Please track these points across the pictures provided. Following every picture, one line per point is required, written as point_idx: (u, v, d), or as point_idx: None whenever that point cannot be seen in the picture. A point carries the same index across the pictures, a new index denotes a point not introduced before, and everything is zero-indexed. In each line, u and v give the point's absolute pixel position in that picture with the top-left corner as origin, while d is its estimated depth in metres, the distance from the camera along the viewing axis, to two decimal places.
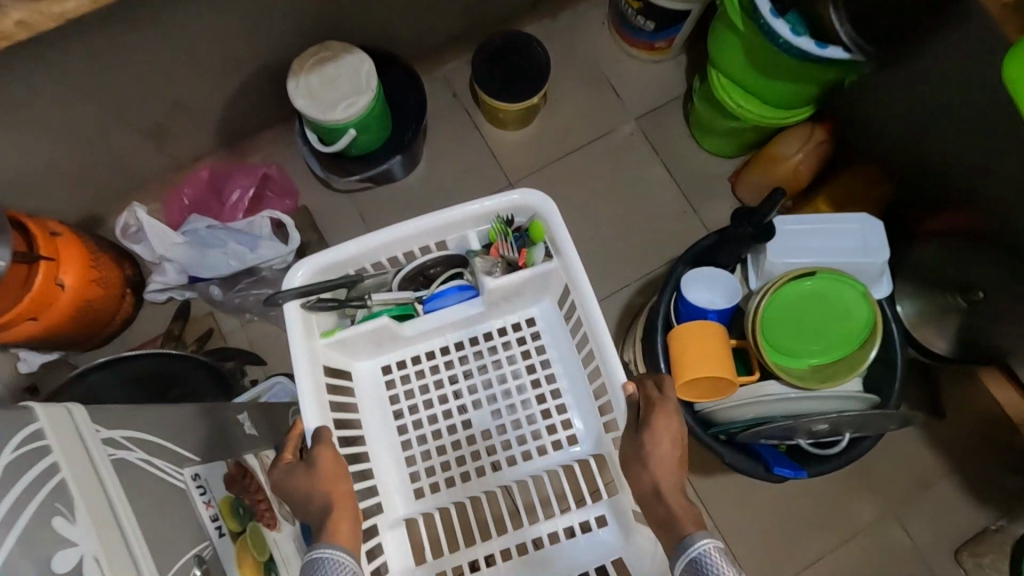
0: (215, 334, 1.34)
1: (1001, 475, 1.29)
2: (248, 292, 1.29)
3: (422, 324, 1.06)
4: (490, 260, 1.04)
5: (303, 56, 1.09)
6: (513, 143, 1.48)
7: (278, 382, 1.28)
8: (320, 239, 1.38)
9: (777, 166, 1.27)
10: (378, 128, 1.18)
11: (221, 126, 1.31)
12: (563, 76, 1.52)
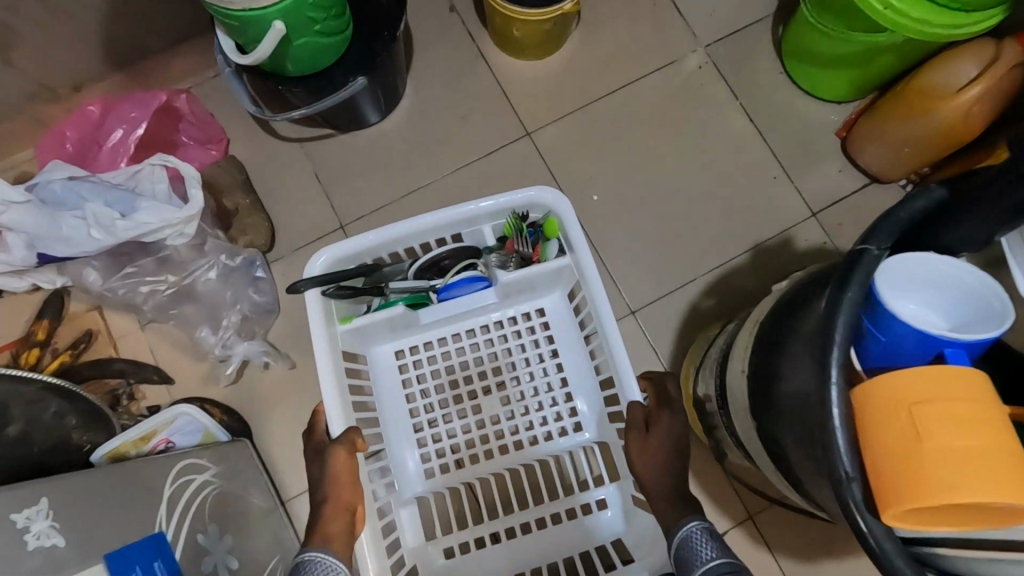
0: (101, 339, 0.94)
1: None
2: (140, 282, 0.87)
3: (438, 313, 0.81)
4: (507, 254, 0.80)
5: None
6: (532, 76, 1.05)
7: (188, 414, 0.85)
8: (253, 204, 0.96)
9: (937, 105, 0.84)
10: (327, 32, 0.76)
11: (106, 35, 0.90)
12: None
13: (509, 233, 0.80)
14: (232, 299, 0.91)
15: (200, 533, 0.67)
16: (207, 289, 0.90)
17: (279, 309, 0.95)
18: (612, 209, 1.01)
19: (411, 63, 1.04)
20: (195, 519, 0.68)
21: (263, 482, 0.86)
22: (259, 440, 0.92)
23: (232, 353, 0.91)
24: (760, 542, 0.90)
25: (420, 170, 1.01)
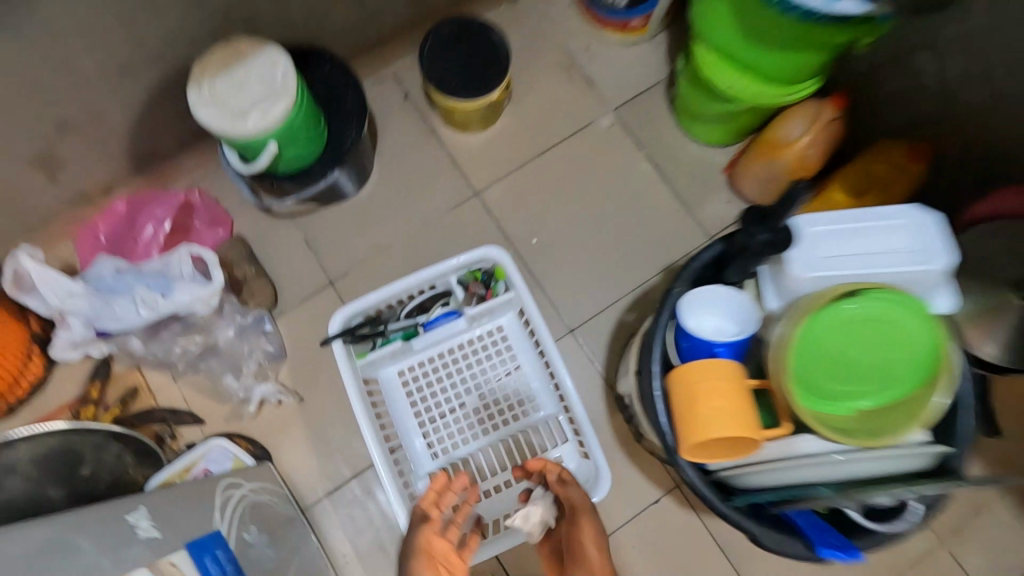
0: (142, 393, 1.15)
1: None
2: (174, 342, 1.09)
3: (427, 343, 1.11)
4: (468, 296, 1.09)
5: (205, 59, 0.90)
6: (477, 145, 1.29)
7: (219, 446, 1.09)
8: (258, 271, 1.18)
9: (781, 151, 1.09)
10: (309, 137, 0.99)
11: (130, 149, 1.12)
12: (529, 65, 1.32)
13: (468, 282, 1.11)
14: (248, 350, 1.14)
15: (244, 529, 0.89)
16: (227, 344, 1.12)
17: (286, 355, 1.17)
18: (548, 248, 1.25)
19: (376, 144, 1.28)
20: (240, 520, 0.89)
21: (286, 494, 1.08)
22: (279, 462, 1.14)
23: (250, 394, 1.13)
24: (686, 504, 1.13)
25: (391, 230, 1.25)
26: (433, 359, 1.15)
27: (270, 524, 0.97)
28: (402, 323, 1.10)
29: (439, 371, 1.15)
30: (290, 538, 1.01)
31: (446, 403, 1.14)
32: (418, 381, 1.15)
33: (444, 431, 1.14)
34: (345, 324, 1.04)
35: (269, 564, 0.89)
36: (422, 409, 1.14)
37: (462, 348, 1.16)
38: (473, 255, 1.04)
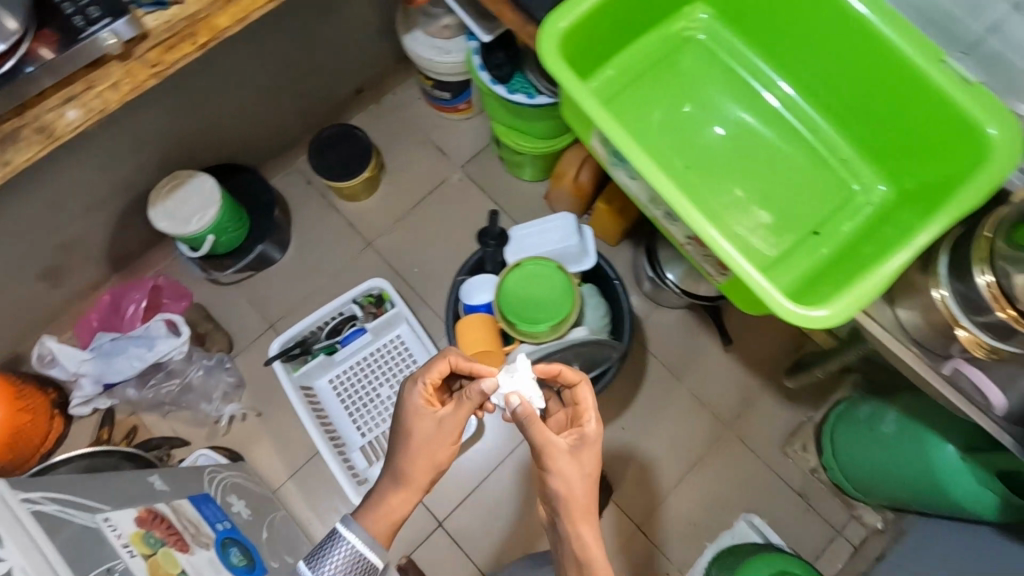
0: (141, 429, 1.56)
1: (782, 379, 1.58)
2: (160, 386, 1.53)
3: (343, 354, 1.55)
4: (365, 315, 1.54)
5: (157, 187, 1.34)
6: (366, 210, 1.77)
7: (206, 454, 1.49)
8: (214, 325, 1.62)
9: (565, 181, 1.58)
10: (235, 223, 1.45)
11: (110, 256, 1.55)
12: (396, 147, 1.82)
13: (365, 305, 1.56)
14: (215, 383, 1.56)
15: (228, 498, 1.30)
16: (200, 381, 1.55)
17: (244, 383, 1.59)
18: (427, 274, 1.72)
19: (292, 221, 1.74)
20: (224, 490, 1.30)
21: (257, 480, 1.49)
22: (250, 461, 1.55)
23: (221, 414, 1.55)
24: None
25: (311, 281, 1.70)
26: (352, 366, 1.59)
27: (247, 496, 1.38)
28: (324, 343, 1.54)
29: (357, 374, 1.59)
30: (265, 507, 1.41)
31: (366, 396, 1.57)
32: (343, 383, 1.58)
33: (367, 416, 1.56)
34: (280, 348, 1.48)
35: (248, 517, 1.30)
36: (349, 403, 1.57)
37: (372, 355, 1.59)
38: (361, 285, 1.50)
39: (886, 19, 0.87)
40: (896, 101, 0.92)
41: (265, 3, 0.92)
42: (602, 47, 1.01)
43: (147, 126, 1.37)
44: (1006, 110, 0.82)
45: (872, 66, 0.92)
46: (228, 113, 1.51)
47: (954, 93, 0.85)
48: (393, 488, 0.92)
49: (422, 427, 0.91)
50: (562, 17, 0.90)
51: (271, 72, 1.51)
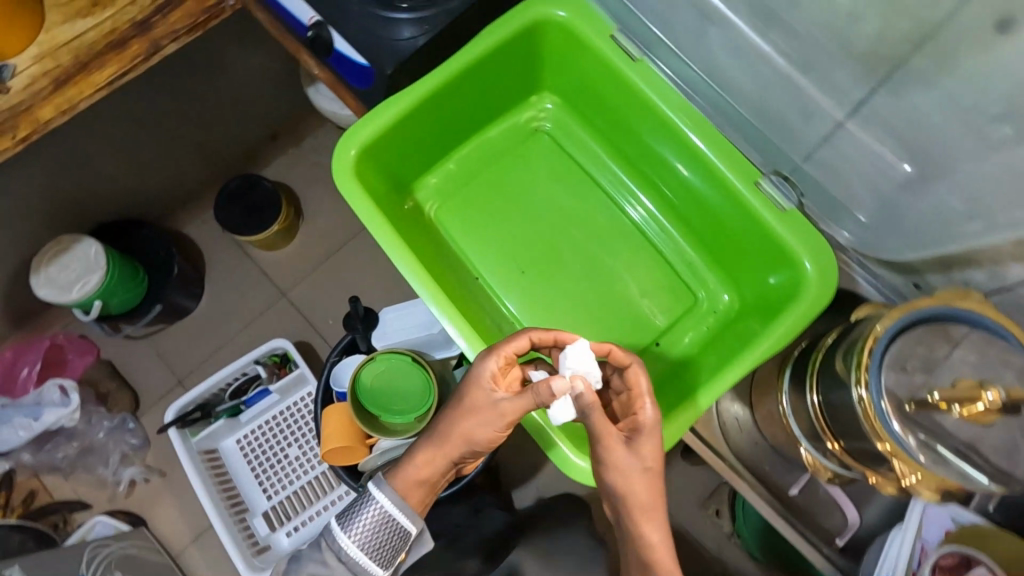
0: (40, 492, 1.51)
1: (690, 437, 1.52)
2: (56, 450, 1.48)
3: (247, 415, 1.51)
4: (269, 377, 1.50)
5: (40, 252, 1.31)
6: (281, 259, 1.69)
7: (101, 521, 1.44)
8: (120, 384, 1.59)
9: None
10: (129, 285, 1.41)
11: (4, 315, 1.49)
12: (313, 192, 1.73)
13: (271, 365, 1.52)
14: (114, 444, 1.51)
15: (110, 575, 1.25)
16: (101, 442, 1.51)
17: (148, 444, 1.54)
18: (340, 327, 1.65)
19: (204, 271, 1.67)
20: (107, 567, 1.26)
21: (155, 548, 1.44)
22: (152, 525, 1.50)
23: (120, 477, 1.50)
24: None
25: (222, 334, 1.64)
26: (260, 426, 1.54)
27: (138, 569, 1.33)
28: (227, 405, 1.49)
29: (265, 435, 1.54)
30: None
31: (273, 457, 1.53)
32: (250, 444, 1.53)
33: (275, 478, 1.52)
34: (178, 413, 1.44)
35: None
36: (257, 463, 1.53)
37: (281, 414, 1.54)
38: (260, 348, 1.45)
39: (702, 136, 0.83)
40: (725, 212, 0.86)
41: (92, 93, 0.88)
42: (430, 145, 0.92)
43: (24, 195, 1.29)
44: (817, 235, 0.79)
45: (695, 177, 0.87)
46: (120, 170, 1.42)
47: (776, 221, 0.81)
48: (431, 448, 0.77)
49: (475, 396, 0.74)
50: (354, 139, 0.81)
51: (166, 126, 1.42)
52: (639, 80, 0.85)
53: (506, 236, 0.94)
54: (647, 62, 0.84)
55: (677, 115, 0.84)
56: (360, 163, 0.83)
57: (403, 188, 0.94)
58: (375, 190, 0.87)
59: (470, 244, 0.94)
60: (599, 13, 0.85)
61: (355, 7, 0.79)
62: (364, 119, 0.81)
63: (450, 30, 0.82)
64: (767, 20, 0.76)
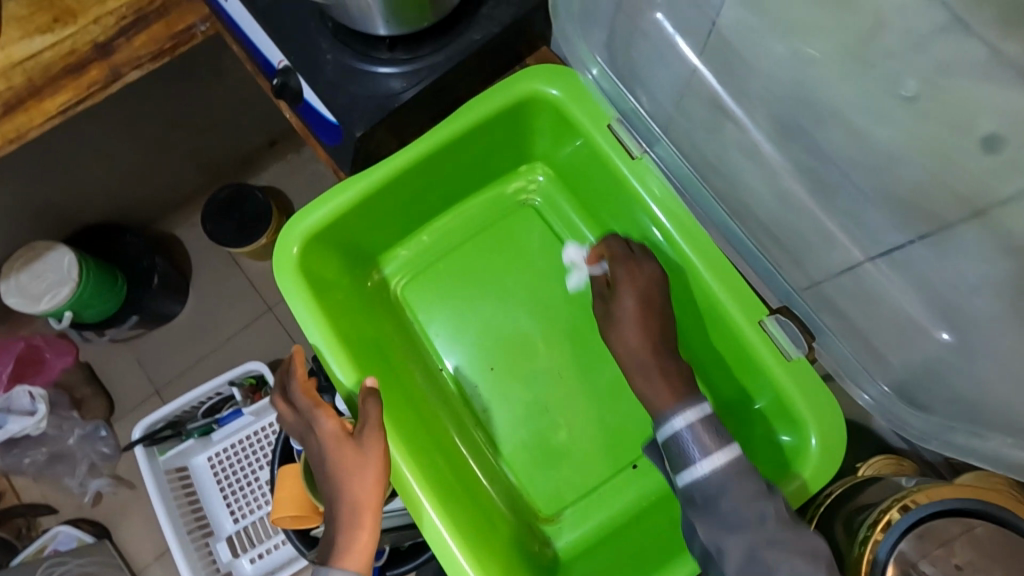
0: (9, 492, 1.48)
1: None
2: (24, 454, 1.42)
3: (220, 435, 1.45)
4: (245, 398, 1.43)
5: (12, 259, 1.26)
6: (271, 270, 1.59)
7: (63, 530, 1.39)
8: (95, 390, 1.53)
9: None
10: (106, 296, 1.34)
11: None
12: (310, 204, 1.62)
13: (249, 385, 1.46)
14: (84, 454, 1.47)
15: None
16: (70, 449, 1.46)
17: (119, 453, 1.50)
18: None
19: (190, 277, 1.58)
20: None
21: (116, 564, 1.40)
22: (116, 538, 1.46)
23: (87, 488, 1.47)
24: None
25: (202, 347, 1.55)
26: (233, 445, 1.47)
27: None
28: (200, 423, 1.43)
29: (237, 455, 1.47)
30: None
31: (244, 478, 1.46)
32: (221, 463, 1.47)
33: (244, 501, 1.45)
34: (147, 430, 1.39)
35: None
36: (226, 484, 1.46)
37: (255, 435, 1.47)
38: (236, 369, 1.39)
39: (704, 261, 0.65)
40: (731, 351, 0.67)
41: (43, 122, 0.81)
42: (394, 219, 0.74)
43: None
44: (830, 400, 0.61)
45: (700, 304, 0.68)
46: (105, 177, 1.33)
47: (784, 379, 0.62)
48: (347, 521, 0.58)
49: (343, 449, 0.59)
50: (297, 232, 0.66)
51: (156, 135, 1.32)
52: (634, 183, 0.67)
53: (475, 334, 0.76)
54: (649, 162, 0.67)
55: (670, 226, 0.66)
56: (307, 257, 0.68)
57: (368, 260, 0.77)
58: (327, 278, 0.70)
59: (440, 336, 0.76)
60: (599, 93, 0.68)
61: (330, 58, 0.71)
62: (311, 207, 0.66)
63: (437, 87, 0.72)
64: (792, 134, 0.55)
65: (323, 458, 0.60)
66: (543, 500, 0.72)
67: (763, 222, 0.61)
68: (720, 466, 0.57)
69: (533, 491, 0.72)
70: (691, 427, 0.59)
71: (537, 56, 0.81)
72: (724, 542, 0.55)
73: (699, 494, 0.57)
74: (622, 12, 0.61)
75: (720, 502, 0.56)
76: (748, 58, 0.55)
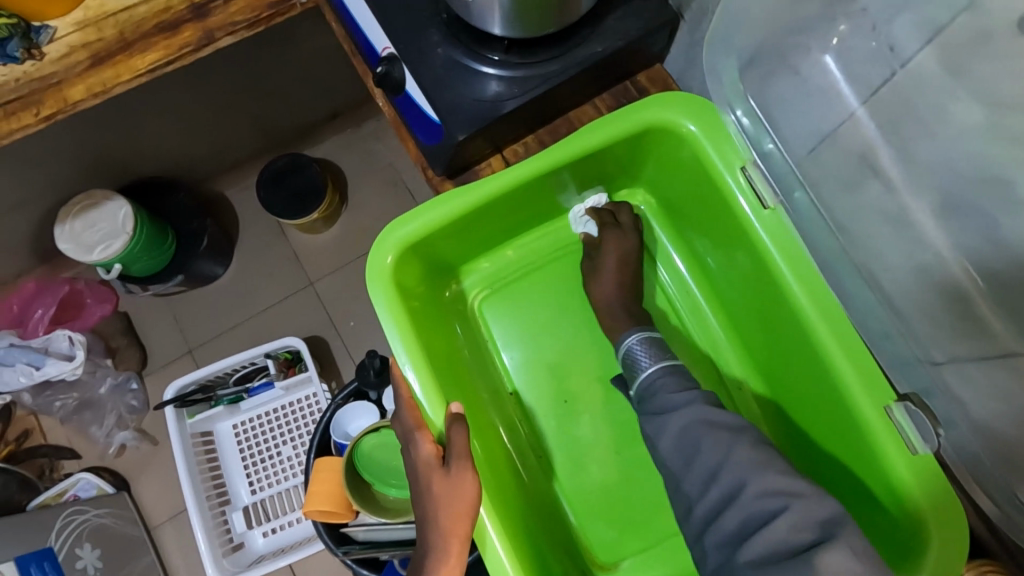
0: (36, 431, 1.48)
1: None
2: (55, 397, 1.41)
3: (250, 404, 1.43)
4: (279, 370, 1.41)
5: (70, 203, 1.25)
6: (318, 245, 1.56)
7: (85, 477, 1.36)
8: (130, 342, 1.52)
9: None
10: (155, 253, 1.33)
11: (33, 250, 1.41)
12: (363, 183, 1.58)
13: (285, 359, 1.44)
14: (112, 405, 1.46)
15: (77, 547, 1.22)
16: (100, 398, 1.45)
17: (147, 408, 1.50)
18: (361, 331, 1.50)
19: (237, 241, 1.56)
20: (76, 539, 1.23)
21: (132, 518, 1.39)
22: (135, 492, 1.45)
23: (112, 439, 1.46)
24: None
25: (240, 313, 1.53)
26: (259, 416, 1.46)
27: (110, 543, 1.30)
28: (231, 390, 1.42)
29: (262, 426, 1.45)
30: (128, 556, 1.33)
31: (266, 451, 1.44)
32: (247, 432, 1.45)
33: (263, 473, 1.43)
34: (178, 392, 1.37)
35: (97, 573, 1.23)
36: (248, 455, 1.44)
37: (282, 409, 1.45)
38: (273, 342, 1.36)
39: (830, 326, 0.62)
40: (824, 413, 0.67)
41: (130, 79, 0.78)
42: (490, 233, 0.77)
43: (64, 145, 1.18)
44: (948, 495, 0.57)
45: (804, 361, 0.67)
46: (170, 132, 1.31)
47: (886, 440, 0.59)
48: (437, 550, 0.58)
49: (433, 473, 0.60)
50: (390, 242, 0.68)
51: (226, 96, 1.29)
52: (760, 234, 0.65)
53: (541, 359, 0.79)
54: (782, 213, 0.64)
55: (795, 285, 0.63)
56: (398, 268, 0.69)
57: (450, 272, 0.79)
58: (411, 288, 0.72)
59: (510, 354, 0.79)
60: (736, 133, 0.65)
61: (440, 51, 0.67)
62: (408, 215, 0.68)
63: (543, 98, 0.68)
64: (956, 213, 0.50)
65: (417, 481, 0.61)
66: (603, 547, 0.73)
67: (893, 301, 0.57)
68: (701, 406, 0.61)
69: (590, 532, 0.73)
70: (664, 376, 0.66)
71: (649, 73, 0.76)
72: (723, 478, 0.56)
73: (690, 437, 0.59)
74: (778, 52, 0.57)
75: (710, 442, 0.58)
76: (927, 120, 0.50)
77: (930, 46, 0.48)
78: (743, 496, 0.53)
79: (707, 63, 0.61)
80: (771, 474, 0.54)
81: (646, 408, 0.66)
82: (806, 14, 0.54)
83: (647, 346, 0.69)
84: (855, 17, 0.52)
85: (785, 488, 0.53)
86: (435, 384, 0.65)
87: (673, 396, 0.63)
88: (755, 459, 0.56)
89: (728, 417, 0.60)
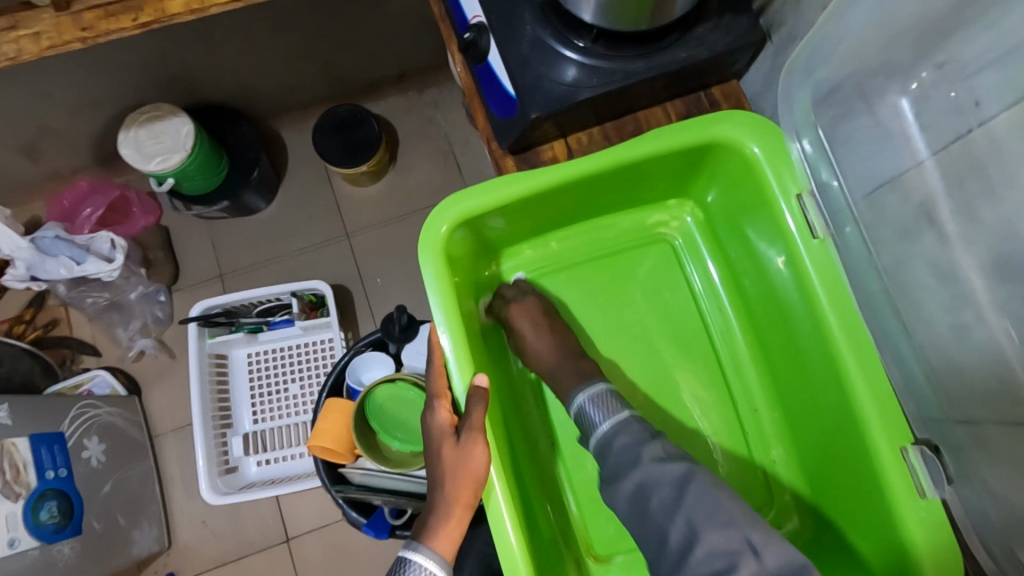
0: (64, 322, 1.55)
1: None
2: (87, 295, 1.44)
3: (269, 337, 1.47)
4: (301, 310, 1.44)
5: (138, 112, 1.29)
6: (359, 199, 1.59)
7: (101, 376, 1.42)
8: (166, 256, 1.56)
9: None
10: (208, 174, 1.37)
11: (94, 150, 1.45)
12: (414, 146, 1.60)
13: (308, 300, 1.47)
14: (141, 312, 1.51)
15: (85, 439, 1.26)
16: (130, 303, 1.50)
17: (171, 321, 1.55)
18: (386, 290, 1.53)
19: (283, 180, 1.60)
20: (87, 431, 1.27)
21: (139, 422, 1.45)
22: (145, 399, 1.51)
23: (133, 344, 1.51)
24: None
25: (274, 249, 1.57)
26: (274, 350, 1.50)
27: (116, 441, 1.35)
28: (252, 321, 1.45)
29: (276, 360, 1.49)
30: (130, 457, 1.38)
31: (275, 385, 1.48)
32: (260, 362, 1.49)
33: (268, 405, 1.47)
34: (203, 311, 1.40)
35: (99, 467, 1.27)
36: (257, 386, 1.48)
37: (297, 348, 1.50)
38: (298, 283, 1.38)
39: (859, 363, 0.65)
40: (836, 448, 0.70)
41: (228, 5, 0.81)
42: (544, 221, 0.81)
43: (147, 54, 1.21)
44: (948, 544, 0.60)
45: (825, 394, 0.70)
46: (246, 63, 1.34)
47: (896, 483, 0.62)
48: (441, 511, 0.63)
49: (448, 441, 0.65)
50: (451, 211, 0.71)
51: (304, 35, 1.31)
52: (809, 265, 0.68)
53: None
54: (830, 244, 0.67)
55: (834, 322, 0.67)
56: (450, 237, 0.72)
57: (491, 253, 0.84)
58: (456, 259, 0.75)
59: None
60: (797, 160, 0.68)
61: (529, 29, 0.69)
62: (473, 189, 0.71)
63: (618, 93, 0.69)
64: (1010, 277, 0.50)
65: (429, 444, 0.67)
66: (601, 539, 0.76)
67: (923, 348, 0.60)
68: (647, 466, 0.62)
69: (590, 526, 0.77)
70: (616, 432, 0.66)
71: (725, 89, 0.77)
72: (675, 533, 0.58)
73: (641, 499, 0.60)
74: (859, 92, 0.60)
75: (660, 500, 0.59)
76: (995, 183, 0.50)
77: (1010, 112, 0.48)
78: (693, 556, 0.55)
79: (783, 88, 0.63)
80: (715, 531, 0.55)
81: (604, 471, 0.65)
82: (897, 56, 0.56)
83: (597, 402, 0.69)
84: (944, 69, 0.53)
85: (728, 548, 0.54)
86: (468, 353, 0.68)
87: (624, 455, 0.63)
88: (703, 511, 0.57)
89: (673, 471, 0.61)
